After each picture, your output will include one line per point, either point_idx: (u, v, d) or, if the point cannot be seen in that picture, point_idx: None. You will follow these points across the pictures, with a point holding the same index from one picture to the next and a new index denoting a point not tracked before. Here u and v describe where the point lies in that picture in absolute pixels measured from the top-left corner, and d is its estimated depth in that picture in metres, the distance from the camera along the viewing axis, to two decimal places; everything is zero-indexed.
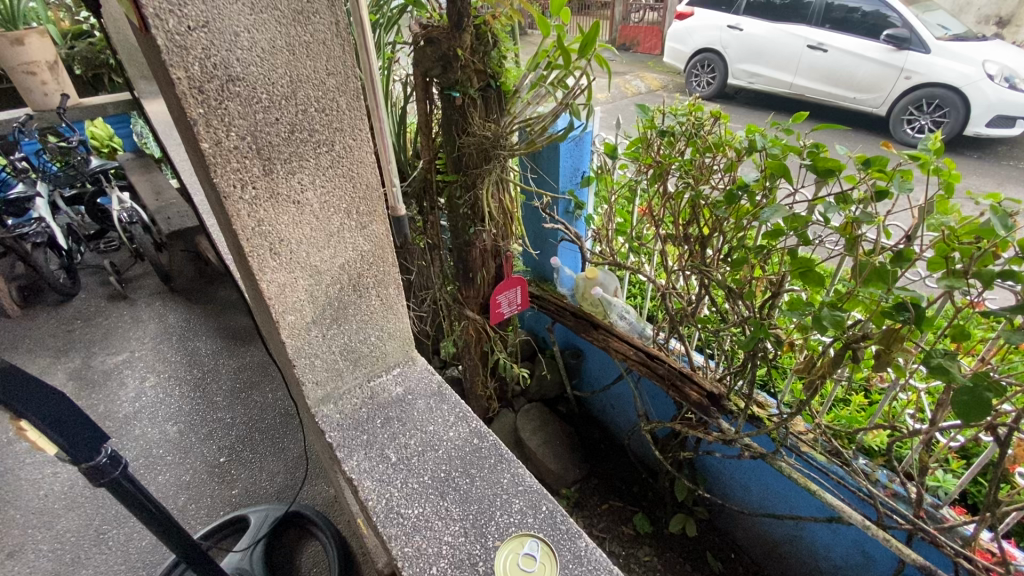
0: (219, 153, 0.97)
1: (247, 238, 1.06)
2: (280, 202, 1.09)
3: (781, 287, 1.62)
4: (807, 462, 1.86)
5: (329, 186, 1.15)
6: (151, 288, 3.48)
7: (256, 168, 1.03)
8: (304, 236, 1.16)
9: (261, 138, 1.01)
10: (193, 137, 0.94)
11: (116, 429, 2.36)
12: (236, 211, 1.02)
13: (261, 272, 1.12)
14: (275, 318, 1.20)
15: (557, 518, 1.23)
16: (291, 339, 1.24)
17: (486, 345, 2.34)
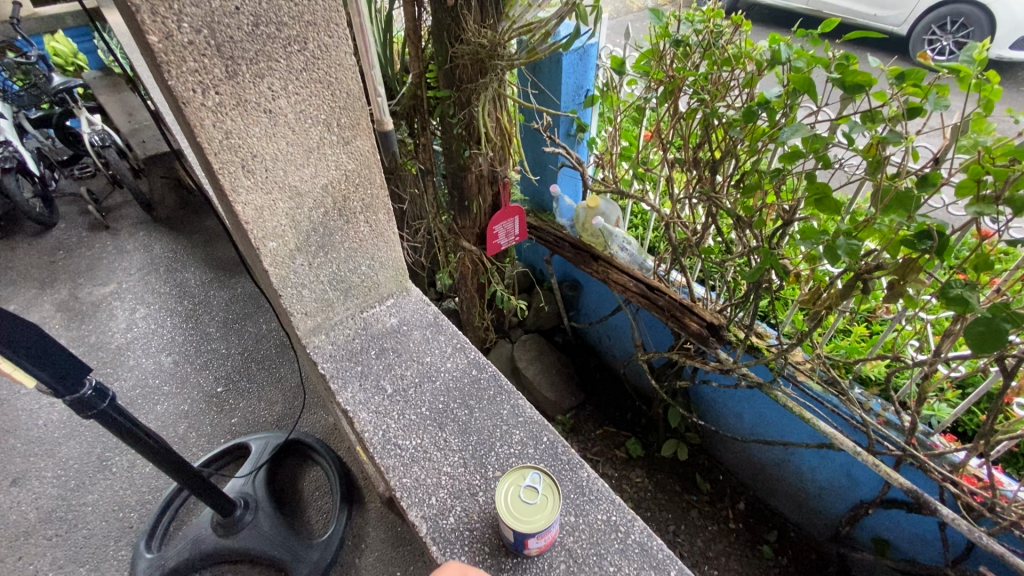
0: (171, 49, 0.85)
1: (215, 152, 0.97)
2: (250, 111, 0.98)
3: (793, 215, 1.54)
4: (802, 392, 1.88)
5: (304, 93, 1.03)
6: (133, 217, 3.33)
7: (218, 69, 0.91)
8: (279, 152, 1.06)
9: (220, 31, 0.88)
10: (139, 29, 0.82)
11: (110, 360, 2.34)
12: (199, 120, 0.92)
13: (235, 192, 1.03)
14: (255, 246, 1.12)
15: (558, 449, 1.23)
16: (274, 268, 1.18)
17: (483, 277, 2.28)
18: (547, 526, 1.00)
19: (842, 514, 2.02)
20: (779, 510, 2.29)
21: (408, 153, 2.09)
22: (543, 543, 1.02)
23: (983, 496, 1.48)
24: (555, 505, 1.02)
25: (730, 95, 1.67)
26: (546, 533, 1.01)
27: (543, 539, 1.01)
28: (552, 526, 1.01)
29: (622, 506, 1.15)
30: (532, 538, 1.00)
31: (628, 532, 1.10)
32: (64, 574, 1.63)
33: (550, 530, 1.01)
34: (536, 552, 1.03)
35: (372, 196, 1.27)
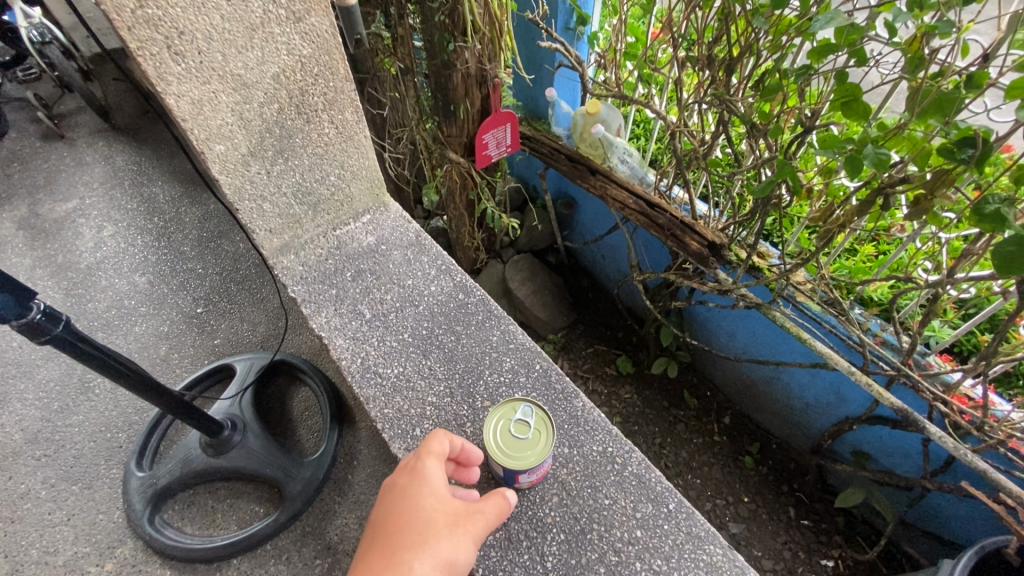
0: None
1: (126, 23, 0.93)
2: None
3: (815, 122, 1.38)
4: (801, 313, 1.83)
5: None
6: (90, 126, 3.05)
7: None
8: (213, 33, 1.04)
9: None
10: None
11: (81, 280, 2.23)
12: None
13: (165, 82, 1.04)
14: (201, 148, 1.16)
15: (551, 377, 1.30)
16: (224, 177, 1.24)
17: (472, 193, 2.13)
18: (539, 458, 1.04)
19: (825, 429, 2.06)
20: (764, 425, 2.34)
21: (386, 50, 1.85)
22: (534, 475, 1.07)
23: (973, 415, 1.49)
24: (546, 436, 1.06)
25: None
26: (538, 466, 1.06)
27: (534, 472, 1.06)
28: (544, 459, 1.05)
29: (617, 437, 1.23)
30: (523, 473, 1.04)
31: (623, 462, 1.19)
32: (57, 492, 1.64)
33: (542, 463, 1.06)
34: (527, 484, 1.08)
35: (334, 88, 1.27)
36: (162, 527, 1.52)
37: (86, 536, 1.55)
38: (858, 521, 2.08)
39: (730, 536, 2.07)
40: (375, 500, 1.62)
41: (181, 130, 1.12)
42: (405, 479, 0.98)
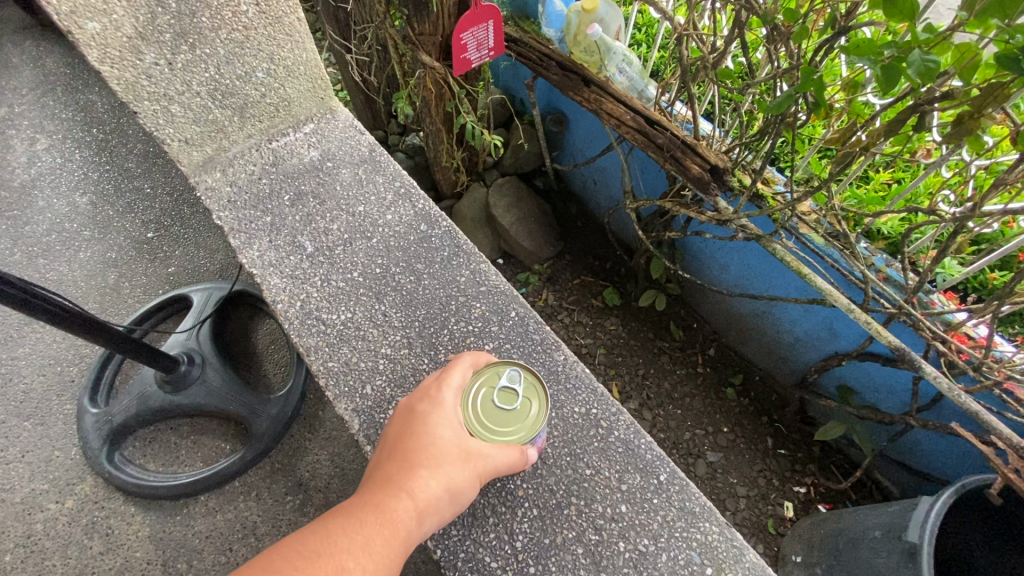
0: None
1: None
2: None
3: (851, 21, 1.16)
4: (803, 246, 1.70)
5: None
6: (12, 19, 2.63)
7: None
8: None
9: None
10: None
11: (16, 199, 2.00)
12: None
13: None
14: (70, 27, 1.04)
15: (530, 328, 1.23)
16: (109, 68, 1.11)
17: (449, 105, 1.89)
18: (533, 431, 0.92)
19: (813, 363, 2.02)
20: (749, 358, 2.30)
21: None
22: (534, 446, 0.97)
23: (971, 356, 1.43)
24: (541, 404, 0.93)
25: None
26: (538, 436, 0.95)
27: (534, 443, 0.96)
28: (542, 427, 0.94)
29: (604, 398, 1.19)
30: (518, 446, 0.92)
31: (610, 425, 1.15)
32: (8, 428, 1.55)
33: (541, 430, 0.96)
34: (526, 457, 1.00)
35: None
36: (123, 464, 1.46)
37: (42, 473, 1.48)
38: (834, 452, 2.11)
39: (707, 465, 2.09)
40: (347, 438, 1.56)
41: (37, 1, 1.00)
42: (425, 404, 0.92)
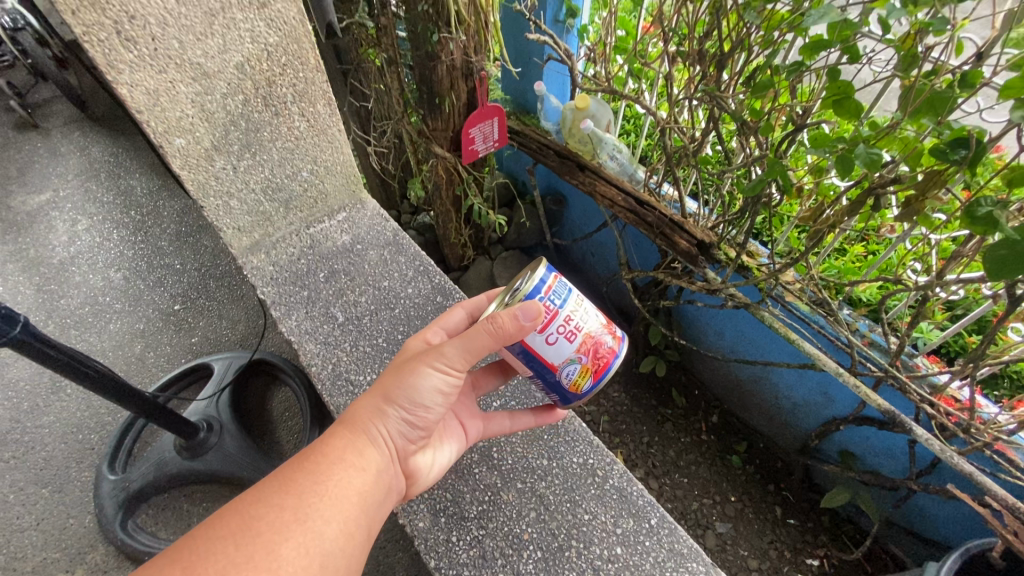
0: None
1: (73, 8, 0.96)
2: None
3: (806, 119, 1.35)
4: (789, 313, 1.81)
5: None
6: (66, 116, 2.93)
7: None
8: (162, 15, 1.07)
9: None
10: None
11: (54, 275, 2.16)
12: None
13: (118, 74, 1.07)
14: (161, 142, 1.21)
15: (531, 386, 1.37)
16: (187, 172, 1.27)
17: (458, 189, 2.09)
18: (538, 297, 0.95)
19: (813, 428, 2.06)
20: (752, 424, 2.34)
21: (368, 40, 1.81)
22: (574, 338, 0.99)
23: (959, 417, 1.48)
24: (533, 274, 0.97)
25: None
26: (567, 320, 0.98)
27: (568, 332, 0.98)
28: (559, 305, 0.97)
29: (599, 448, 1.27)
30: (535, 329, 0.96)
31: (604, 473, 1.23)
32: (26, 495, 1.59)
33: (570, 314, 0.98)
34: (589, 364, 1.01)
35: (304, 79, 1.34)
36: (135, 532, 1.48)
37: (55, 542, 1.50)
38: (843, 521, 2.08)
39: (716, 536, 2.06)
40: None
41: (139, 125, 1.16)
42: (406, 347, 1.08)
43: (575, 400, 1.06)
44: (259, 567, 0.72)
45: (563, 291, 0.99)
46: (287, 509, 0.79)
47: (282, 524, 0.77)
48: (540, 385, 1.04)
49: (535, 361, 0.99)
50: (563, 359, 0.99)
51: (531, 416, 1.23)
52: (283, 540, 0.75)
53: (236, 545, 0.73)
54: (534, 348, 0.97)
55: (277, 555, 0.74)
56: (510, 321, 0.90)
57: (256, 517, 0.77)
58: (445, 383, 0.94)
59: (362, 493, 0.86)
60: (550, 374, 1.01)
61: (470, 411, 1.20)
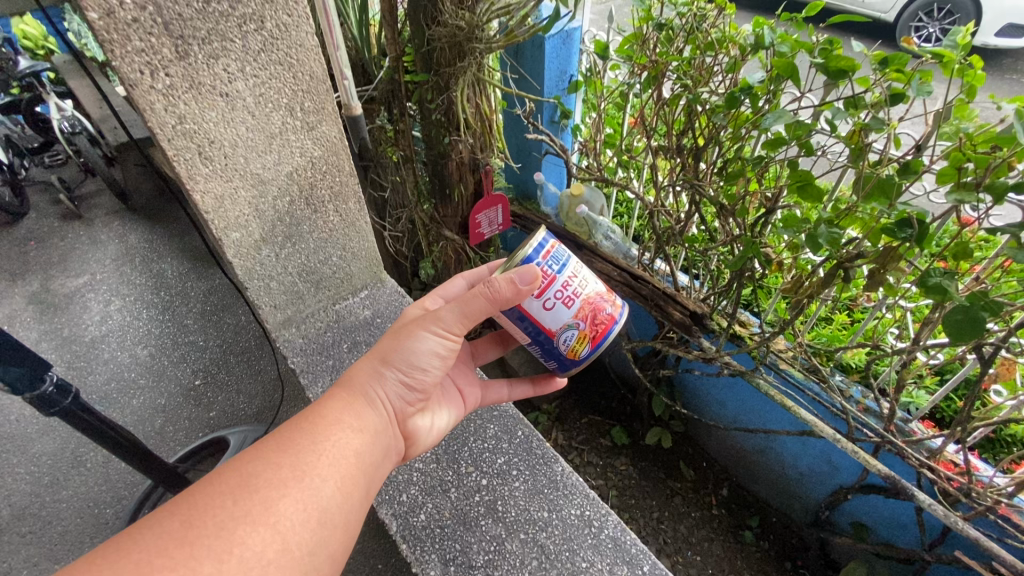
0: (112, 26, 0.97)
1: (169, 138, 1.15)
2: (206, 94, 1.16)
3: (776, 203, 1.51)
4: (784, 380, 1.88)
5: (262, 76, 1.24)
6: (107, 207, 3.20)
7: (166, 49, 1.07)
8: (238, 137, 1.26)
9: (169, 12, 1.04)
10: (79, 6, 0.93)
11: (84, 353, 2.29)
12: (149, 101, 1.08)
13: (194, 182, 1.23)
14: (219, 235, 1.35)
15: (532, 444, 1.45)
16: (238, 259, 1.42)
17: (466, 268, 2.26)
18: (535, 262, 1.04)
19: (822, 499, 2.04)
20: (762, 497, 2.31)
21: (387, 140, 2.10)
22: (571, 303, 1.08)
23: (960, 481, 1.49)
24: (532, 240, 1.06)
25: (714, 80, 1.65)
26: (564, 287, 1.07)
27: (565, 298, 1.07)
28: (557, 271, 1.07)
29: (595, 501, 1.34)
30: (533, 294, 1.05)
31: (600, 524, 1.29)
32: (39, 571, 1.61)
33: (567, 280, 1.08)
34: (586, 330, 1.10)
35: (340, 183, 1.54)
36: None
37: None
38: None
39: None
40: None
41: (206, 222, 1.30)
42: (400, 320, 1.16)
43: (573, 366, 1.14)
44: (258, 521, 0.76)
45: (560, 258, 1.08)
46: (286, 466, 0.83)
47: (281, 481, 0.81)
48: (539, 352, 1.13)
49: (532, 325, 1.08)
50: (561, 324, 1.08)
51: (529, 383, 1.34)
52: (282, 496, 0.79)
53: (235, 501, 0.76)
54: (532, 312, 1.07)
55: (275, 510, 0.78)
56: (507, 286, 0.99)
57: (255, 473, 0.81)
58: (442, 346, 1.04)
59: (360, 453, 0.92)
60: (549, 339, 1.10)
61: (471, 380, 1.36)
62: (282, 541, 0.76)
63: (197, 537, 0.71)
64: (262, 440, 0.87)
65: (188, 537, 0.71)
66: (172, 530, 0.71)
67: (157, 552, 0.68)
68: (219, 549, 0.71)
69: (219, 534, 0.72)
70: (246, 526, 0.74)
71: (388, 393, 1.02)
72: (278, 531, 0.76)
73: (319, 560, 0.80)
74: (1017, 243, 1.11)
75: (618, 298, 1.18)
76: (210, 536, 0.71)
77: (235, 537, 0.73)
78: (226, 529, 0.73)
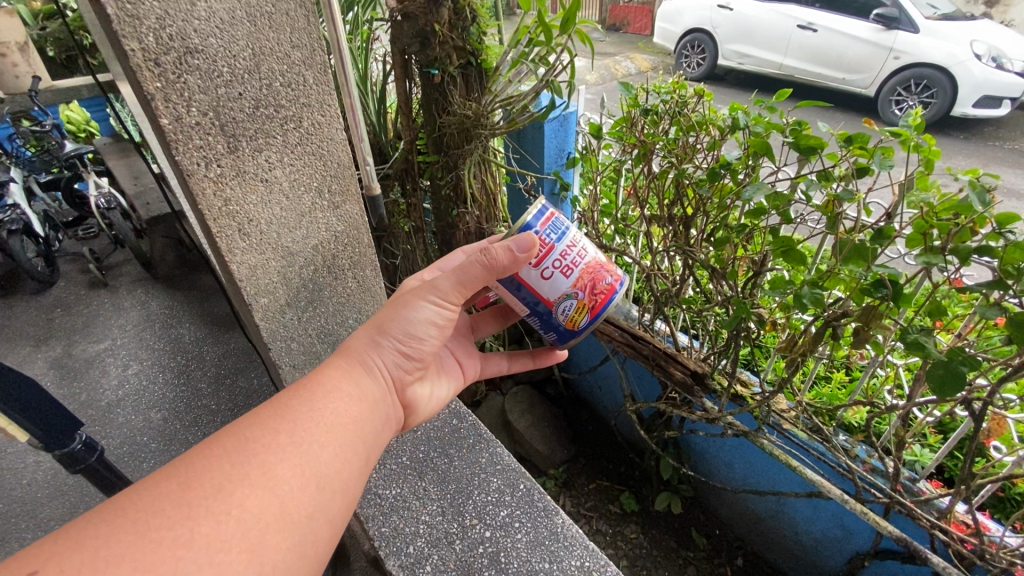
0: (179, 129, 1.14)
1: (215, 218, 1.28)
2: (248, 180, 1.33)
3: (763, 267, 1.61)
4: (788, 439, 1.89)
5: (297, 163, 1.44)
6: (132, 275, 3.37)
7: (220, 145, 1.23)
8: (274, 216, 1.42)
9: (225, 117, 1.22)
10: (154, 113, 1.10)
11: (98, 417, 2.33)
12: (202, 188, 1.22)
13: (232, 253, 1.35)
14: (250, 301, 1.44)
15: (534, 495, 1.48)
16: (265, 322, 1.51)
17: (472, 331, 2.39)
18: (534, 230, 1.09)
19: (841, 567, 1.97)
20: (777, 564, 2.23)
21: (399, 212, 2.26)
22: (570, 273, 1.13)
23: (972, 543, 1.46)
24: (532, 210, 1.11)
25: (698, 157, 1.81)
26: (562, 256, 1.12)
27: (563, 268, 1.12)
28: (555, 240, 1.11)
29: (594, 552, 1.35)
30: (531, 264, 1.10)
31: (600, 574, 1.30)
32: None
33: (565, 250, 1.12)
34: (585, 300, 1.14)
35: (359, 252, 1.73)
36: None
37: None
38: None
39: None
40: None
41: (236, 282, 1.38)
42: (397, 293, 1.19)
43: (572, 337, 1.19)
44: (256, 484, 0.77)
45: (559, 228, 1.12)
46: (283, 432, 0.84)
47: (278, 446, 0.82)
48: (539, 323, 1.18)
49: (531, 293, 1.13)
50: (559, 294, 1.13)
51: (529, 356, 1.44)
52: (279, 461, 0.81)
53: (231, 464, 0.78)
54: (530, 282, 1.12)
55: (273, 474, 0.79)
56: (504, 253, 1.04)
57: (252, 438, 0.82)
58: (438, 315, 1.07)
59: (358, 420, 0.94)
60: (548, 309, 1.15)
61: (470, 353, 1.42)
62: (280, 504, 0.78)
63: (195, 498, 0.72)
64: (258, 407, 0.89)
65: (185, 498, 0.72)
66: (170, 491, 0.72)
67: (154, 511, 0.70)
68: (217, 510, 0.72)
69: (216, 496, 0.74)
70: (244, 488, 0.76)
71: (387, 362, 1.05)
72: (276, 495, 0.78)
73: (317, 524, 0.81)
74: (986, 302, 1.18)
75: (619, 269, 1.21)
76: (208, 497, 0.73)
77: (232, 500, 0.74)
78: (223, 491, 0.74)
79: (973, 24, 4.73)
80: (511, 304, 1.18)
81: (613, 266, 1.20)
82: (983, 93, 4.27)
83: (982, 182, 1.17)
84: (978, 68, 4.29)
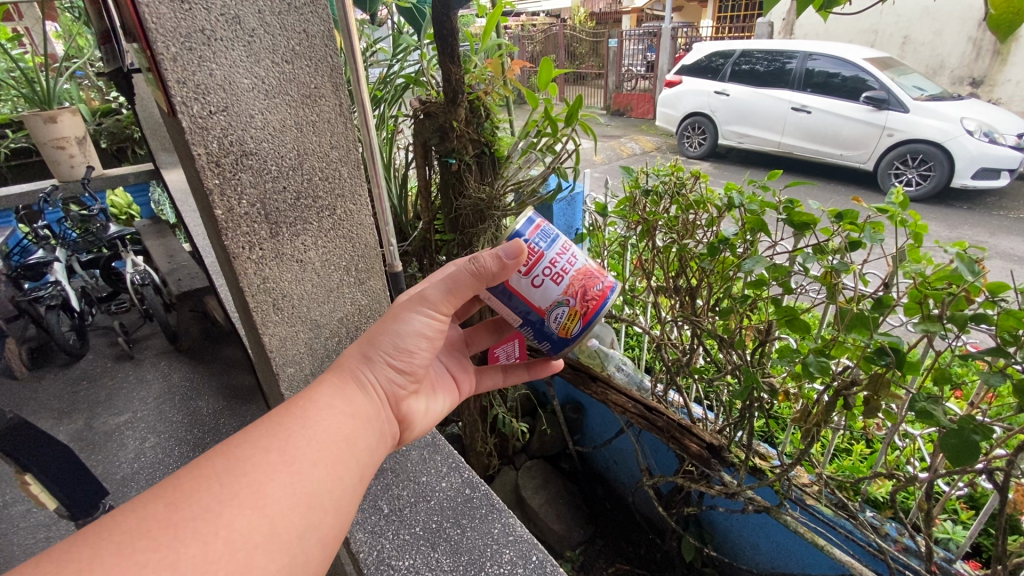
0: (230, 218, 1.29)
1: (253, 294, 1.38)
2: (285, 260, 1.45)
3: (769, 335, 1.66)
4: (813, 516, 1.81)
5: (330, 246, 1.58)
6: (157, 348, 3.48)
7: (263, 231, 1.37)
8: (305, 292, 1.53)
9: (271, 209, 1.38)
10: (210, 205, 1.25)
11: (114, 490, 2.34)
12: (245, 266, 1.35)
13: (265, 325, 1.45)
14: (277, 369, 1.53)
15: (546, 566, 1.46)
16: (289, 391, 1.58)
17: (486, 400, 2.43)
18: (523, 238, 1.14)
19: None
20: None
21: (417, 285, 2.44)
22: (560, 280, 1.16)
23: None
24: (521, 220, 1.16)
25: (700, 234, 1.91)
26: (552, 264, 1.16)
27: (553, 275, 1.16)
28: (545, 248, 1.16)
29: None
30: (521, 271, 1.15)
31: None
32: None
33: (555, 257, 1.16)
34: (576, 307, 1.17)
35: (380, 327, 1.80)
36: None
37: None
38: None
39: None
40: None
41: (268, 354, 1.49)
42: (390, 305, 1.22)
43: (566, 346, 1.21)
44: (245, 505, 0.77)
45: (549, 236, 1.17)
46: (274, 451, 0.85)
47: (268, 465, 0.83)
48: (532, 333, 1.22)
49: (525, 303, 1.17)
50: (550, 302, 1.17)
51: (526, 369, 1.50)
52: (269, 481, 0.81)
53: (221, 484, 0.78)
54: (521, 289, 1.16)
55: (262, 494, 0.80)
56: (493, 261, 1.09)
57: (243, 457, 0.83)
58: (429, 327, 1.10)
59: (350, 437, 0.95)
60: (540, 318, 1.19)
61: (463, 368, 1.43)
62: (269, 525, 0.78)
63: (183, 520, 0.73)
64: (249, 426, 0.90)
65: (173, 521, 0.72)
66: (156, 514, 0.73)
67: (141, 533, 0.70)
68: (204, 532, 0.73)
69: (205, 517, 0.74)
70: (234, 509, 0.76)
71: (381, 378, 1.07)
72: (266, 516, 0.79)
73: (309, 544, 0.82)
74: (992, 369, 1.20)
75: (611, 277, 1.25)
76: (196, 519, 0.73)
77: (221, 521, 0.74)
78: (211, 512, 0.75)
79: (963, 102, 4.95)
80: (505, 314, 1.22)
81: (605, 272, 1.23)
82: (980, 162, 4.45)
83: (970, 253, 1.22)
84: (972, 143, 4.52)
